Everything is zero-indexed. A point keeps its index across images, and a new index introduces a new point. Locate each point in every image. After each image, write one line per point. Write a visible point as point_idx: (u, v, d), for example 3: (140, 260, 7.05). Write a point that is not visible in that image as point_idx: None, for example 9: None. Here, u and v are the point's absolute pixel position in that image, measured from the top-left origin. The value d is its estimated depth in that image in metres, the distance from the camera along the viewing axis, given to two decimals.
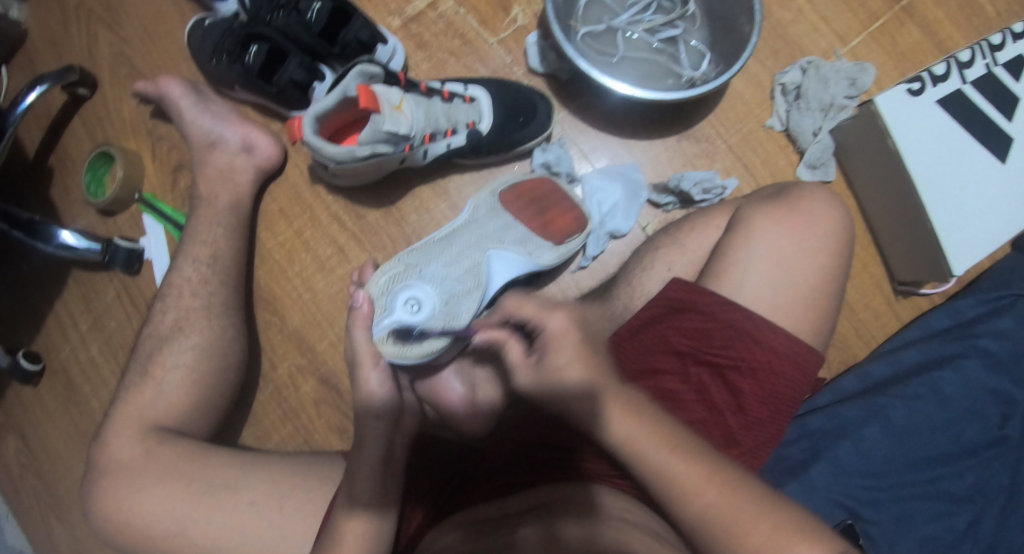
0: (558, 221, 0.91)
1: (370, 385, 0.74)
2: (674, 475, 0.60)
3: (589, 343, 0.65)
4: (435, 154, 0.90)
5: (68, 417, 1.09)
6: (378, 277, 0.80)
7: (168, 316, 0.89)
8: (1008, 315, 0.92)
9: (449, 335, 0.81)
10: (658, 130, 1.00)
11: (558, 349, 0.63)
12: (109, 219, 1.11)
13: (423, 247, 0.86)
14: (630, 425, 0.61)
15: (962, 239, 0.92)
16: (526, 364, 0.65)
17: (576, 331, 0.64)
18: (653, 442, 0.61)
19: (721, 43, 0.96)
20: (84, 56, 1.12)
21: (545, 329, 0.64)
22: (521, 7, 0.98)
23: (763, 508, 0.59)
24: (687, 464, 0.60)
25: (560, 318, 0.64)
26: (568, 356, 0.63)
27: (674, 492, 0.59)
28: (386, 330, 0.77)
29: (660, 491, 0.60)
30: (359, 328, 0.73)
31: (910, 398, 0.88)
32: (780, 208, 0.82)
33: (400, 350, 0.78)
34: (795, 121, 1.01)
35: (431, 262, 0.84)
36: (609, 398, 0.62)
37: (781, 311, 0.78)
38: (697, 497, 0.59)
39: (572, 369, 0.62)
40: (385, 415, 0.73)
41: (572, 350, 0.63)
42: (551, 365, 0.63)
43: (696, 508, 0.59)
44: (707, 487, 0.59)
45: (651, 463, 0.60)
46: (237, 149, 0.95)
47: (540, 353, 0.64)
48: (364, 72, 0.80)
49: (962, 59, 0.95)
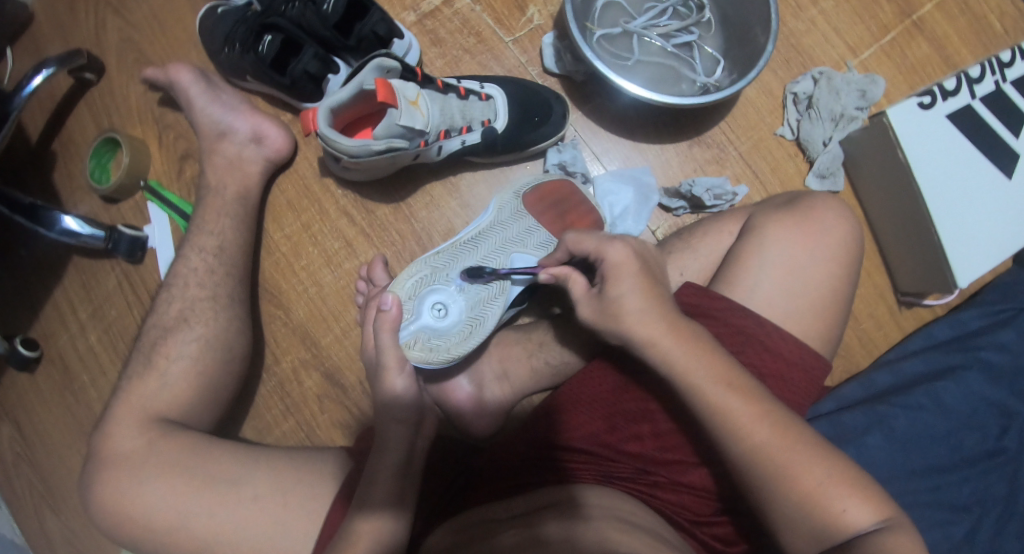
0: (580, 225, 0.87)
1: (395, 388, 0.72)
2: (733, 413, 0.65)
3: (649, 272, 0.70)
4: (449, 151, 0.89)
5: (65, 406, 1.08)
6: (403, 281, 0.82)
7: (173, 306, 0.88)
8: (1010, 328, 0.93)
9: (474, 340, 0.82)
10: (670, 134, 1.00)
11: (617, 281, 0.69)
12: (112, 206, 1.10)
13: (449, 249, 0.85)
14: (691, 359, 0.66)
15: (967, 252, 0.93)
16: (589, 298, 0.72)
17: (635, 264, 0.70)
18: (710, 373, 0.66)
19: (735, 50, 0.96)
20: (91, 41, 1.11)
21: (603, 262, 0.71)
22: (537, 7, 0.98)
23: (815, 450, 0.64)
24: (746, 402, 0.65)
25: (621, 250, 0.70)
26: (630, 287, 0.68)
27: (729, 426, 0.65)
28: (412, 334, 0.80)
29: (715, 424, 0.65)
30: (386, 331, 0.73)
31: (913, 407, 0.89)
32: (792, 215, 0.82)
33: (426, 354, 0.81)
34: (805, 131, 1.01)
35: (458, 265, 0.84)
36: (667, 328, 0.67)
37: (792, 318, 0.78)
38: (751, 435, 0.64)
39: (633, 299, 0.68)
40: (408, 418, 0.72)
41: (634, 281, 0.69)
42: (613, 297, 0.69)
43: (749, 445, 0.64)
44: (761, 425, 0.64)
45: (703, 393, 0.66)
46: (247, 139, 0.95)
47: (603, 286, 0.71)
48: (381, 66, 0.80)
49: (973, 75, 0.96)
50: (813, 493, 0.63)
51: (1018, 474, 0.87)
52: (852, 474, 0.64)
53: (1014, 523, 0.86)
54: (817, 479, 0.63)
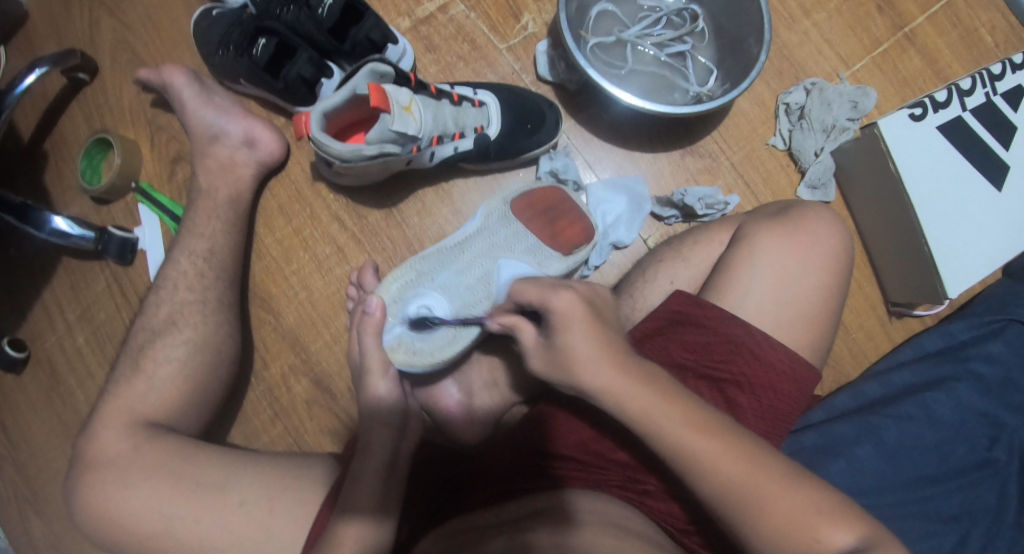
0: (566, 231, 0.87)
1: (377, 392, 0.74)
2: (698, 453, 0.63)
3: (595, 316, 0.68)
4: (442, 157, 0.89)
5: (51, 409, 1.07)
6: (389, 283, 0.82)
7: (162, 309, 0.88)
8: (997, 340, 0.93)
9: (460, 345, 0.82)
10: (663, 143, 1.00)
11: (567, 328, 0.66)
12: (103, 208, 1.09)
13: (435, 254, 0.85)
14: (647, 398, 0.65)
15: (957, 262, 0.94)
16: (539, 348, 0.69)
17: (583, 308, 0.68)
18: (668, 411, 0.64)
19: (728, 61, 0.97)
20: (85, 41, 1.11)
21: (552, 312, 0.68)
22: (532, 15, 0.99)
23: (782, 480, 0.64)
24: (710, 439, 0.64)
25: (566, 298, 0.68)
26: (578, 335, 0.66)
27: (695, 465, 0.63)
28: (396, 337, 0.81)
29: (679, 463, 0.64)
30: (370, 333, 0.75)
31: (902, 418, 0.89)
32: (782, 225, 0.82)
33: (410, 357, 0.81)
34: (797, 141, 1.01)
35: (444, 269, 0.84)
36: (618, 373, 0.65)
37: (782, 327, 0.78)
38: (720, 471, 0.63)
39: (581, 347, 0.66)
40: (392, 420, 0.73)
41: (581, 328, 0.67)
42: (561, 345, 0.66)
43: (715, 482, 0.63)
44: (727, 460, 0.63)
45: (663, 434, 0.64)
46: (240, 142, 0.94)
47: (550, 336, 0.68)
48: (374, 71, 0.80)
49: (963, 87, 0.97)
50: (787, 524, 0.62)
51: (1007, 484, 0.88)
52: (826, 500, 0.64)
53: (1003, 531, 0.87)
54: (788, 510, 0.63)
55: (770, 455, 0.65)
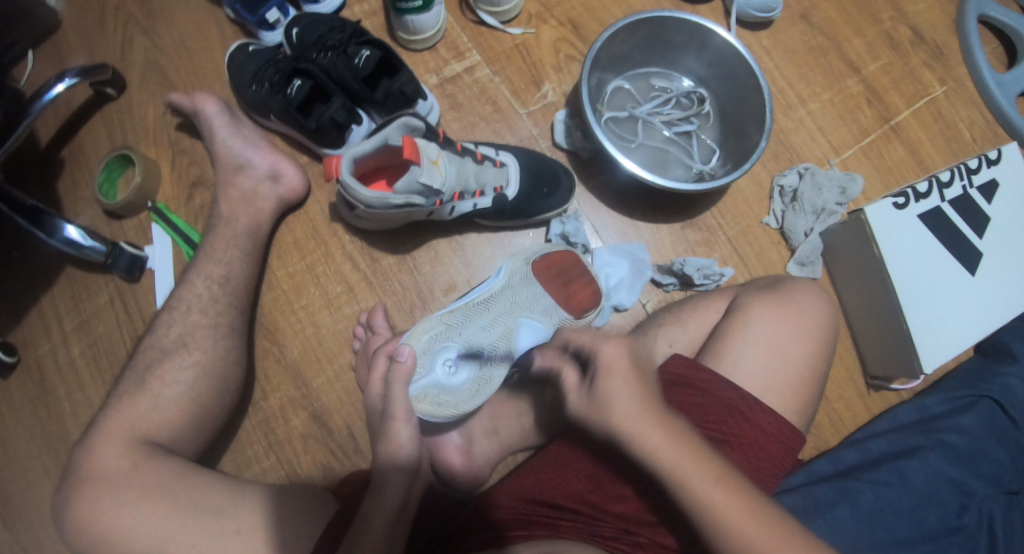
0: (580, 294, 0.92)
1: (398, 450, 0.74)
2: (722, 509, 0.67)
3: (639, 373, 0.72)
4: (460, 211, 0.94)
5: (36, 418, 1.06)
6: (418, 335, 0.83)
7: (173, 330, 0.90)
8: (970, 413, 1.00)
9: (481, 399, 0.85)
10: (665, 215, 1.06)
11: (611, 377, 0.70)
12: (115, 222, 1.11)
13: (461, 308, 0.88)
14: (677, 453, 0.68)
15: (932, 344, 1.01)
16: (579, 390, 0.73)
17: (628, 361, 0.72)
18: (698, 468, 0.68)
19: (730, 143, 1.04)
20: (117, 59, 1.14)
21: (600, 358, 0.72)
22: (552, 84, 1.05)
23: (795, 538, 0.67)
24: (735, 498, 0.67)
25: (614, 348, 0.72)
26: (621, 384, 0.70)
27: (718, 521, 0.67)
28: (423, 388, 0.82)
29: (704, 520, 0.67)
30: (398, 383, 0.76)
31: (879, 483, 0.94)
32: (775, 298, 0.88)
33: (434, 408, 0.83)
34: (789, 221, 1.08)
35: (470, 324, 0.87)
36: (657, 425, 0.69)
37: (771, 392, 0.83)
38: (742, 528, 0.67)
39: (621, 398, 0.69)
40: (407, 468, 0.74)
41: (625, 379, 0.70)
42: (603, 394, 0.70)
43: (737, 540, 0.66)
44: (751, 521, 0.67)
45: (690, 490, 0.68)
46: (264, 176, 0.98)
47: (593, 380, 0.72)
48: (406, 124, 0.84)
49: (943, 179, 1.07)
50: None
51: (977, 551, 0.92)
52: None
53: None
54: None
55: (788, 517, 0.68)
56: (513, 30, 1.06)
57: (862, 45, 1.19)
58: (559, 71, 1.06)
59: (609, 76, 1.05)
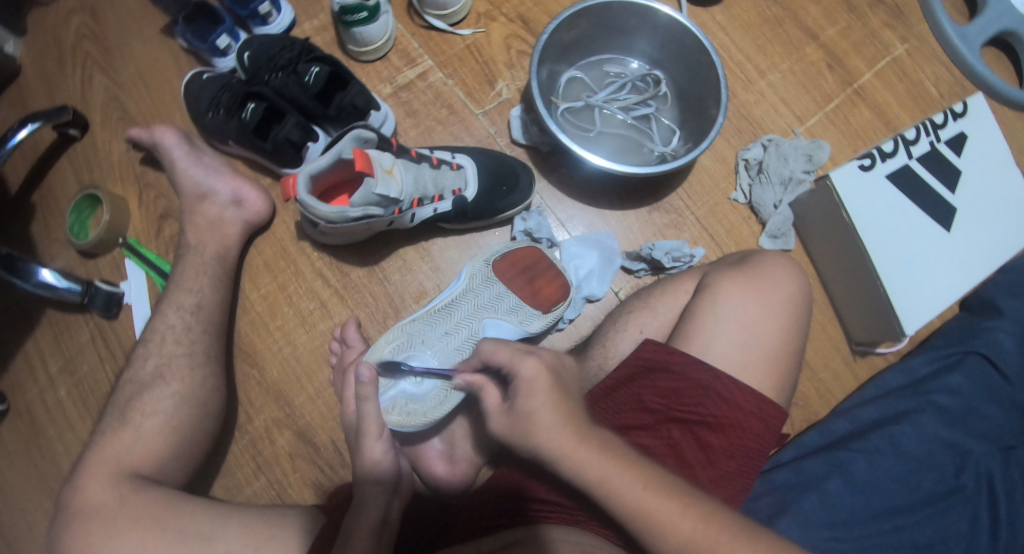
0: (546, 289, 0.92)
1: (372, 453, 0.76)
2: (653, 513, 0.66)
3: (559, 389, 0.72)
4: (422, 218, 0.94)
5: (29, 461, 1.07)
6: (382, 346, 0.87)
7: (150, 362, 0.90)
8: (956, 371, 0.99)
9: (450, 404, 0.85)
10: (631, 201, 1.06)
11: (531, 395, 0.71)
12: (89, 261, 1.12)
13: (424, 316, 0.90)
14: (599, 463, 0.68)
15: (910, 304, 1.00)
16: (500, 412, 0.73)
17: (546, 377, 0.72)
18: (620, 474, 0.67)
19: (690, 122, 1.04)
20: (77, 99, 1.15)
21: (519, 375, 0.73)
22: (506, 81, 1.05)
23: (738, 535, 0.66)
24: (664, 499, 0.67)
25: (532, 364, 0.73)
26: (542, 403, 0.70)
27: (652, 528, 0.66)
28: (391, 399, 0.85)
29: (636, 528, 0.67)
30: (366, 399, 0.77)
31: (870, 451, 0.94)
32: (745, 274, 0.88)
33: (404, 418, 0.85)
34: (757, 195, 1.08)
35: (431, 330, 0.89)
36: (577, 442, 0.68)
37: (748, 370, 0.83)
38: (676, 529, 0.66)
39: (544, 414, 0.69)
40: (386, 480, 0.76)
41: (545, 394, 0.71)
42: (525, 411, 0.70)
43: (676, 541, 0.66)
44: (687, 520, 0.66)
45: (620, 498, 0.67)
46: (227, 202, 0.98)
47: (513, 399, 0.72)
48: (359, 136, 0.85)
49: (909, 138, 1.06)
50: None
51: (977, 510, 0.92)
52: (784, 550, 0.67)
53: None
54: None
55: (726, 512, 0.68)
56: (463, 31, 1.06)
57: (818, 11, 1.18)
58: (512, 67, 1.06)
59: (562, 67, 1.05)
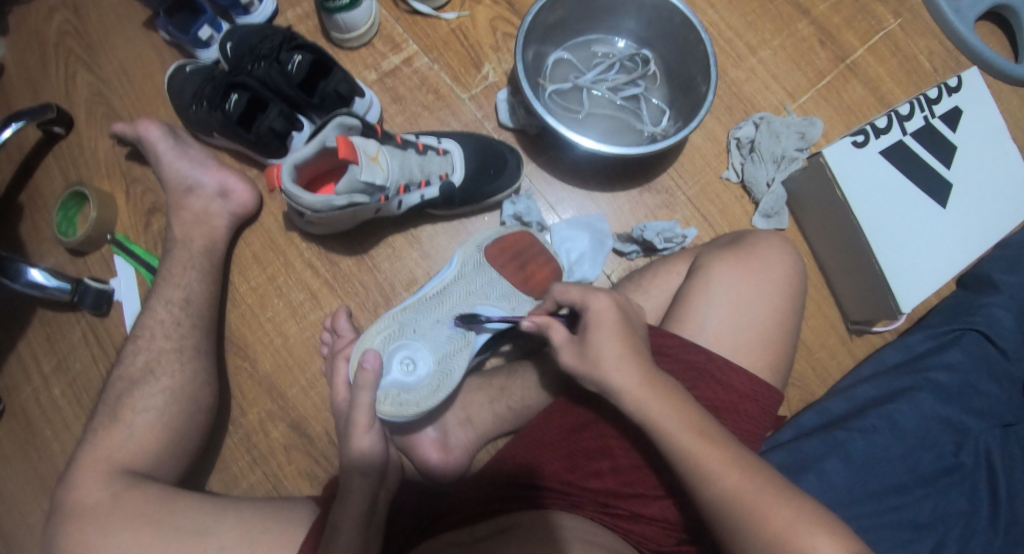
0: (539, 275, 0.92)
1: (361, 444, 0.75)
2: (703, 459, 0.67)
3: (627, 329, 0.73)
4: (409, 204, 0.93)
5: (26, 462, 1.06)
6: (373, 335, 0.84)
7: (139, 358, 0.90)
8: (954, 348, 0.98)
9: (443, 393, 0.84)
10: (622, 183, 1.05)
11: (600, 330, 0.72)
12: (79, 259, 1.11)
13: (414, 304, 0.88)
14: (659, 404, 0.69)
15: (906, 281, 0.99)
16: (570, 344, 0.74)
17: (617, 314, 0.73)
18: (673, 417, 0.69)
19: (679, 101, 1.03)
20: (62, 96, 1.13)
21: (589, 311, 0.73)
22: (492, 65, 1.04)
23: (780, 494, 0.66)
24: (713, 449, 0.68)
25: (603, 301, 0.73)
26: (608, 339, 0.72)
27: (700, 473, 0.67)
28: (383, 390, 0.82)
29: (686, 472, 0.68)
30: (364, 389, 0.76)
31: (866, 430, 0.93)
32: (737, 254, 0.87)
33: (396, 408, 0.82)
34: (749, 173, 1.07)
35: (422, 318, 0.87)
36: (642, 377, 0.70)
37: (741, 350, 0.82)
38: (722, 479, 0.67)
39: (609, 347, 0.71)
40: (372, 471, 0.74)
41: (611, 334, 0.72)
42: (594, 344, 0.72)
43: (718, 489, 0.67)
44: (734, 471, 0.67)
45: (674, 441, 0.68)
46: (214, 194, 0.97)
47: (584, 334, 0.73)
48: (343, 124, 0.84)
49: (903, 113, 1.05)
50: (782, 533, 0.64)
51: (977, 486, 0.91)
52: (819, 515, 0.65)
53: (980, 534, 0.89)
54: (785, 519, 0.65)
55: (769, 470, 0.68)
56: (447, 15, 1.04)
57: None
58: (498, 50, 1.04)
59: (549, 49, 1.04)
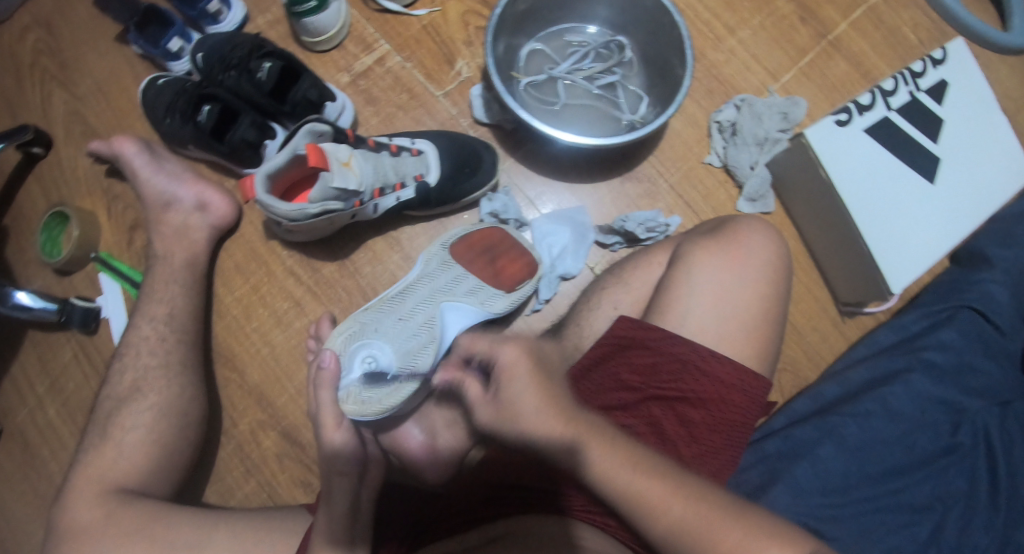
0: (509, 268, 0.92)
1: (333, 441, 0.75)
2: (645, 493, 0.63)
3: (541, 369, 0.66)
4: (385, 207, 0.93)
5: (26, 483, 1.07)
6: (336, 337, 0.87)
7: (126, 376, 0.89)
8: (949, 327, 0.97)
9: (408, 390, 0.83)
10: (601, 173, 1.04)
11: (511, 380, 0.65)
12: (66, 279, 1.11)
13: (378, 306, 0.90)
14: (596, 449, 0.64)
15: (895, 260, 0.98)
16: (485, 399, 0.67)
17: (529, 360, 0.66)
18: (611, 455, 0.64)
19: (657, 87, 1.02)
20: (39, 116, 1.13)
21: (499, 361, 0.66)
22: (466, 60, 1.03)
23: (728, 514, 0.62)
24: (655, 481, 0.64)
25: (512, 347, 0.65)
26: (523, 386, 0.64)
27: (641, 507, 0.63)
28: (345, 389, 0.81)
29: (629, 509, 0.63)
30: (325, 387, 0.77)
31: (860, 414, 0.92)
32: (717, 242, 0.86)
33: (360, 407, 0.81)
34: (732, 157, 1.06)
35: (385, 318, 0.88)
36: (565, 423, 0.64)
37: (726, 339, 0.81)
38: (666, 511, 0.63)
39: (528, 397, 0.64)
40: (349, 470, 0.73)
41: (527, 379, 0.65)
42: (506, 396, 0.65)
43: (666, 521, 0.63)
44: (679, 500, 0.63)
45: (612, 482, 0.63)
46: (192, 207, 0.97)
47: (496, 385, 0.66)
48: (312, 130, 0.83)
49: (887, 88, 1.03)
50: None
51: (975, 465, 0.91)
52: (778, 529, 0.62)
53: (977, 515, 0.88)
54: (739, 544, 0.61)
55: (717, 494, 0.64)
56: (418, 12, 1.03)
57: None
58: (471, 45, 1.03)
59: (522, 41, 1.03)
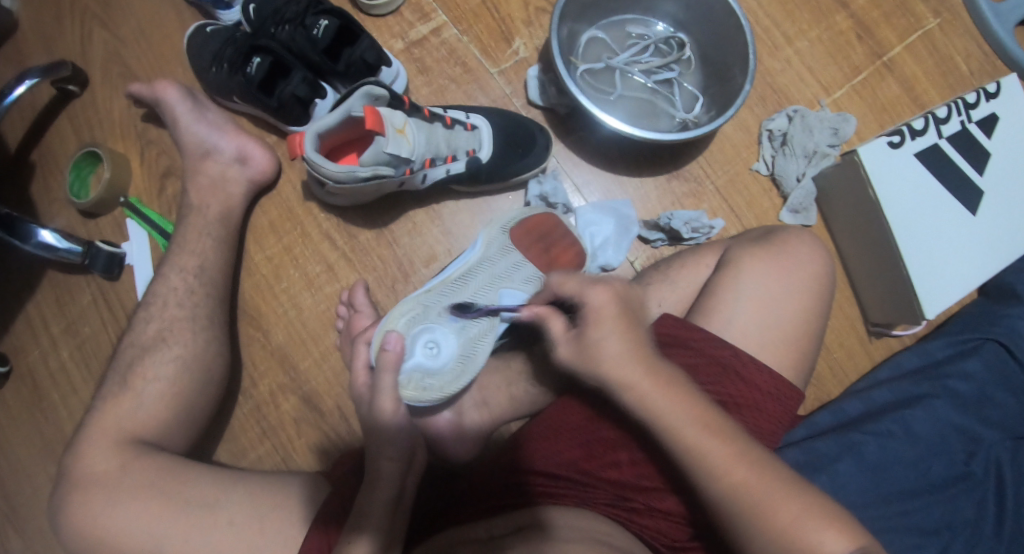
0: (562, 258, 0.91)
1: (389, 421, 0.73)
2: (709, 454, 0.64)
3: (629, 316, 0.69)
4: (433, 179, 0.91)
5: (33, 424, 1.05)
6: (396, 318, 0.82)
7: (152, 325, 0.88)
8: (974, 357, 0.96)
9: (466, 378, 0.83)
10: (649, 168, 1.02)
11: (600, 324, 0.67)
12: (90, 221, 1.09)
13: (438, 286, 0.86)
14: (667, 398, 0.66)
15: (932, 286, 0.97)
16: (567, 338, 0.70)
17: (618, 305, 0.69)
18: (682, 410, 0.65)
19: (714, 88, 1.00)
20: (77, 54, 1.10)
21: (588, 304, 0.69)
22: (523, 40, 1.01)
23: (785, 485, 0.64)
24: (721, 442, 0.65)
25: (603, 292, 0.68)
26: (611, 331, 0.67)
27: (705, 467, 0.64)
28: (407, 374, 0.81)
29: (691, 464, 0.65)
30: (388, 371, 0.74)
31: (882, 434, 0.91)
32: (767, 249, 0.84)
33: (419, 393, 0.81)
34: (780, 166, 1.04)
35: (447, 301, 0.85)
36: (644, 373, 0.66)
37: (767, 347, 0.80)
38: (729, 474, 0.64)
39: (610, 344, 0.67)
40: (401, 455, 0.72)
41: (615, 323, 0.68)
42: (594, 341, 0.67)
43: (725, 484, 0.64)
44: (741, 467, 0.64)
45: (678, 437, 0.65)
46: (232, 159, 0.95)
47: (583, 328, 0.68)
48: (369, 93, 0.81)
49: (939, 116, 1.02)
50: (791, 524, 0.62)
51: (986, 496, 0.90)
52: (827, 508, 0.63)
53: (983, 542, 0.88)
54: (793, 514, 0.63)
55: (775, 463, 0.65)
56: None
57: None
58: (530, 25, 1.01)
59: (583, 27, 1.01)
